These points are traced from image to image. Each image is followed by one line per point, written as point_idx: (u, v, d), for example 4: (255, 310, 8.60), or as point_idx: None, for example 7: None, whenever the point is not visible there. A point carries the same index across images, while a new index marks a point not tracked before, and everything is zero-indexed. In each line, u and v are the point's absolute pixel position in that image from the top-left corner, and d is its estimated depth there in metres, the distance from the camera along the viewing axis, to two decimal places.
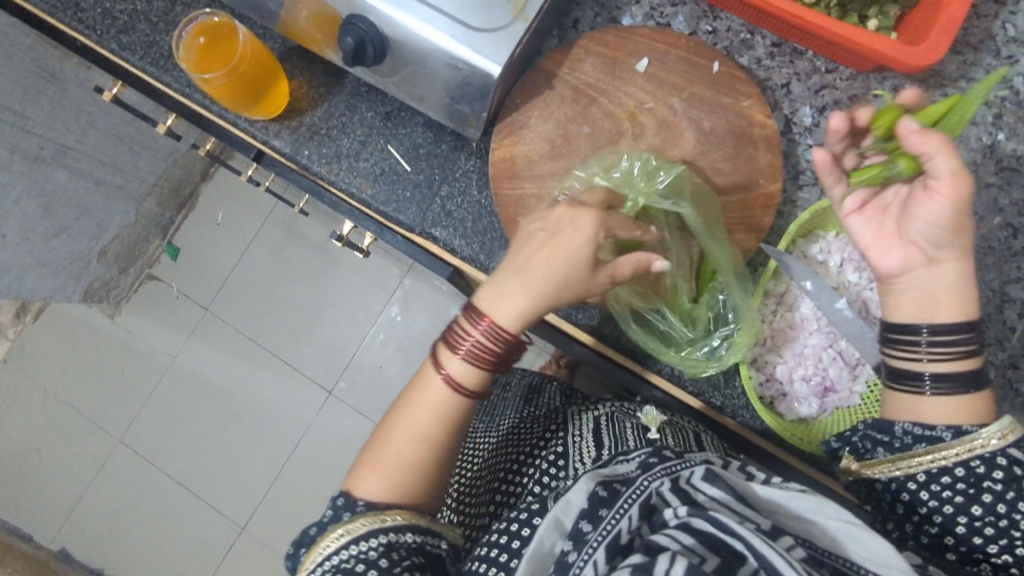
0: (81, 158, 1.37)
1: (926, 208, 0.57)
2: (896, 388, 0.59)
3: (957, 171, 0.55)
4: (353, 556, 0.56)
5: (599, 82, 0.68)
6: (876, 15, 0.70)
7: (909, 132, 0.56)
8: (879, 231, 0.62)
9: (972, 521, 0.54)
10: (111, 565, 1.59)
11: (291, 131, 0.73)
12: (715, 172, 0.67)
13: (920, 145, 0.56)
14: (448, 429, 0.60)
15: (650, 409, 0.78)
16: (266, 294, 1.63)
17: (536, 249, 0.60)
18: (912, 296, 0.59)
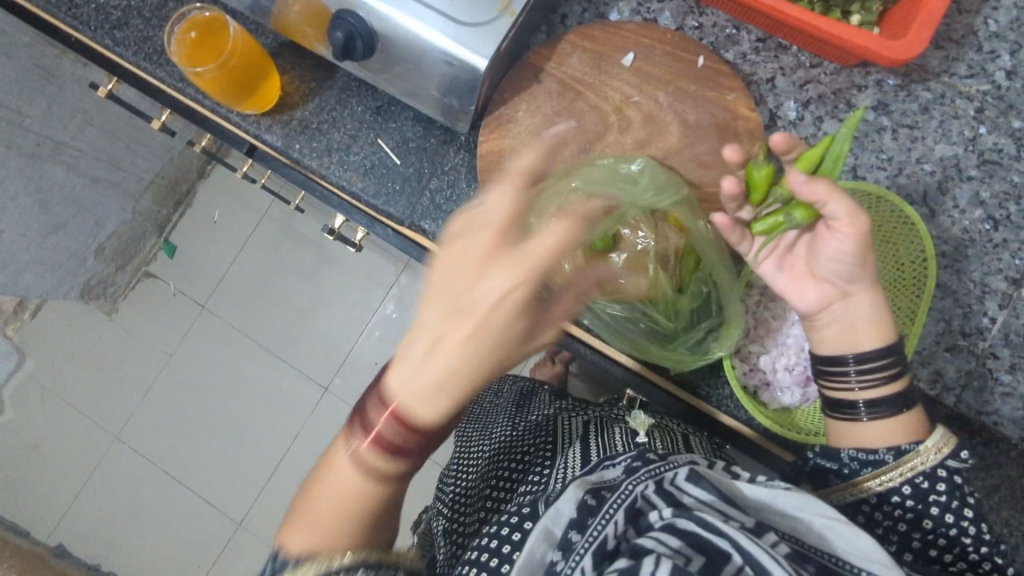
0: (77, 155, 1.38)
1: (833, 248, 0.59)
2: (833, 418, 0.61)
3: (853, 210, 0.57)
4: None
5: (586, 76, 0.69)
6: (859, 11, 0.71)
7: (798, 183, 0.58)
8: (792, 274, 0.63)
9: (923, 535, 0.55)
10: (108, 560, 1.60)
11: (283, 125, 0.74)
12: (700, 165, 0.68)
13: (811, 194, 0.57)
14: (371, 502, 0.54)
15: (639, 414, 0.79)
16: (263, 291, 1.64)
17: (462, 313, 0.49)
18: (834, 331, 0.60)
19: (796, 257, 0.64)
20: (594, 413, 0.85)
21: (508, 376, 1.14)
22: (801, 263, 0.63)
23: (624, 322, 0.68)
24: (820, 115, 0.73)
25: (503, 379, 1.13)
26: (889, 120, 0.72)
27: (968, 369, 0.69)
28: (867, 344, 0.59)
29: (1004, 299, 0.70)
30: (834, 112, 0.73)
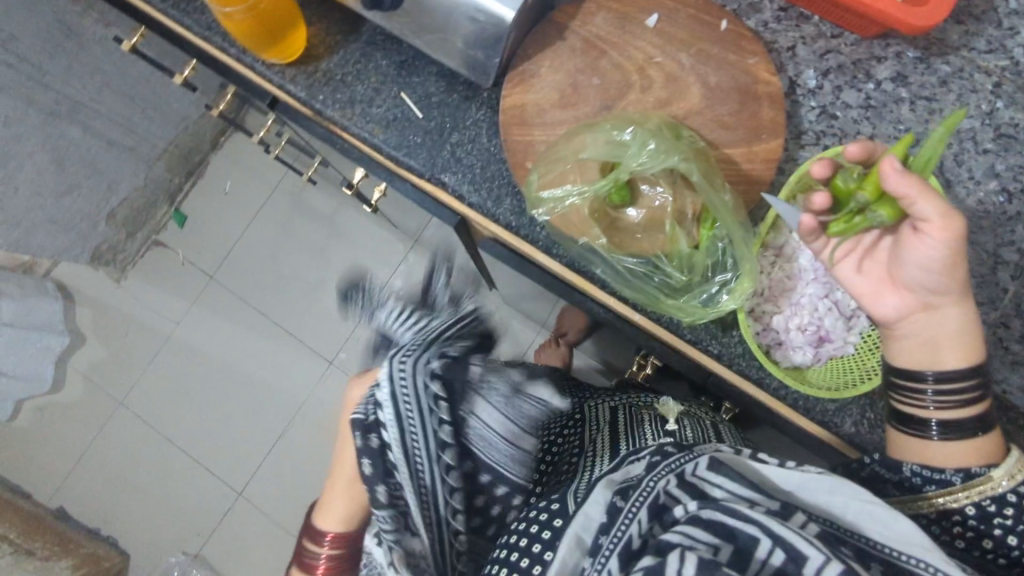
0: (93, 116, 1.37)
1: (923, 256, 0.58)
2: (902, 431, 0.62)
3: (946, 213, 0.56)
4: None
5: (610, 35, 0.70)
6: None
7: (892, 172, 0.57)
8: (873, 275, 0.63)
9: (984, 551, 0.57)
10: (108, 526, 1.60)
11: (308, 76, 0.75)
12: (720, 126, 0.69)
13: (904, 188, 0.57)
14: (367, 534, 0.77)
15: (667, 403, 0.84)
16: (269, 265, 1.65)
17: None
18: (916, 342, 0.61)
19: (878, 259, 0.63)
20: (621, 398, 0.87)
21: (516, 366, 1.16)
22: (881, 267, 0.63)
23: (638, 275, 0.68)
24: (840, 84, 0.73)
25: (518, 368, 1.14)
26: (907, 91, 0.73)
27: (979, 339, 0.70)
28: (951, 362, 0.59)
29: (1016, 270, 0.71)
30: (853, 82, 0.73)
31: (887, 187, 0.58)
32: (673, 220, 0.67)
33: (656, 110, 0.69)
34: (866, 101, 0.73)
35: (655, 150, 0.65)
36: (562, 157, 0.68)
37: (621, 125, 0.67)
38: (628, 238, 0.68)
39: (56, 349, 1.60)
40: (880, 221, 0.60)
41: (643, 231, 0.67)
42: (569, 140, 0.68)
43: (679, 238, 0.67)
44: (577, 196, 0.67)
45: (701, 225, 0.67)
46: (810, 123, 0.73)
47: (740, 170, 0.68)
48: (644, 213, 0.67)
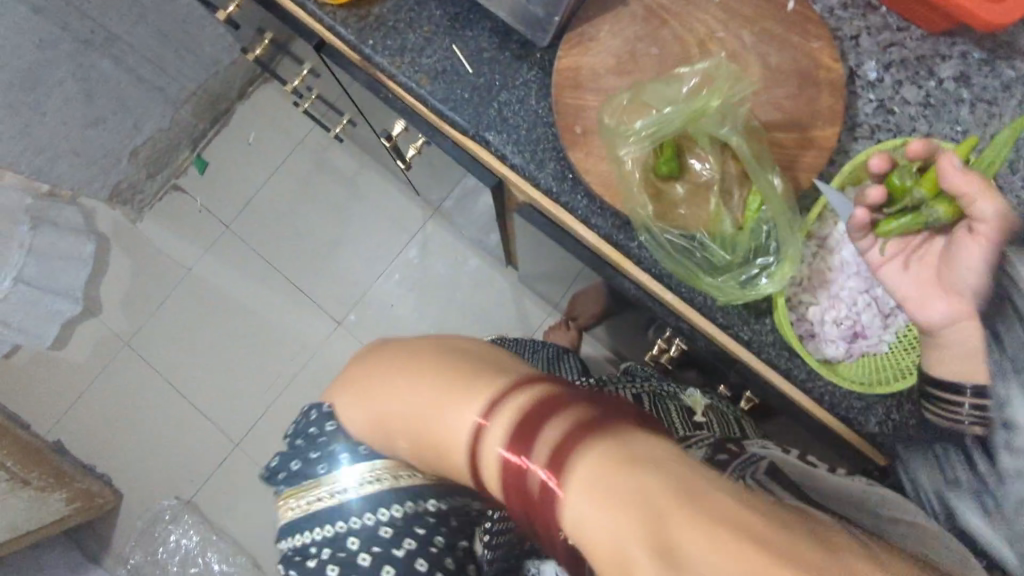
0: (126, 51, 1.34)
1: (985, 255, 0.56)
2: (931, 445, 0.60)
3: (1003, 214, 0.55)
4: (378, 519, 0.59)
5: (674, 5, 0.69)
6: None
7: (951, 169, 0.57)
8: (921, 279, 0.61)
9: None
10: (103, 464, 1.60)
11: (359, 19, 0.74)
12: (775, 108, 0.67)
13: (961, 184, 0.57)
14: (430, 438, 0.51)
15: (694, 393, 0.83)
16: (287, 219, 1.63)
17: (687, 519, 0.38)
18: (957, 349, 0.57)
19: (930, 259, 0.61)
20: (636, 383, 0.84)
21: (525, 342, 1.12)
22: (929, 270, 0.61)
23: (679, 248, 0.66)
24: (900, 80, 0.72)
25: (524, 344, 1.09)
26: (969, 93, 0.71)
27: None
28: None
29: None
30: (915, 78, 0.71)
31: (946, 182, 0.58)
32: (719, 199, 0.66)
33: (701, 85, 0.65)
34: (925, 99, 0.71)
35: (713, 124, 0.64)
36: (608, 139, 0.66)
37: (665, 103, 0.66)
38: (672, 211, 0.66)
39: (66, 315, 1.62)
40: (936, 217, 0.60)
41: (685, 204, 0.66)
42: (616, 114, 0.67)
43: (722, 217, 0.66)
44: (636, 167, 0.66)
45: (746, 206, 0.65)
46: (866, 116, 0.71)
47: (791, 154, 0.66)
48: (688, 188, 0.67)
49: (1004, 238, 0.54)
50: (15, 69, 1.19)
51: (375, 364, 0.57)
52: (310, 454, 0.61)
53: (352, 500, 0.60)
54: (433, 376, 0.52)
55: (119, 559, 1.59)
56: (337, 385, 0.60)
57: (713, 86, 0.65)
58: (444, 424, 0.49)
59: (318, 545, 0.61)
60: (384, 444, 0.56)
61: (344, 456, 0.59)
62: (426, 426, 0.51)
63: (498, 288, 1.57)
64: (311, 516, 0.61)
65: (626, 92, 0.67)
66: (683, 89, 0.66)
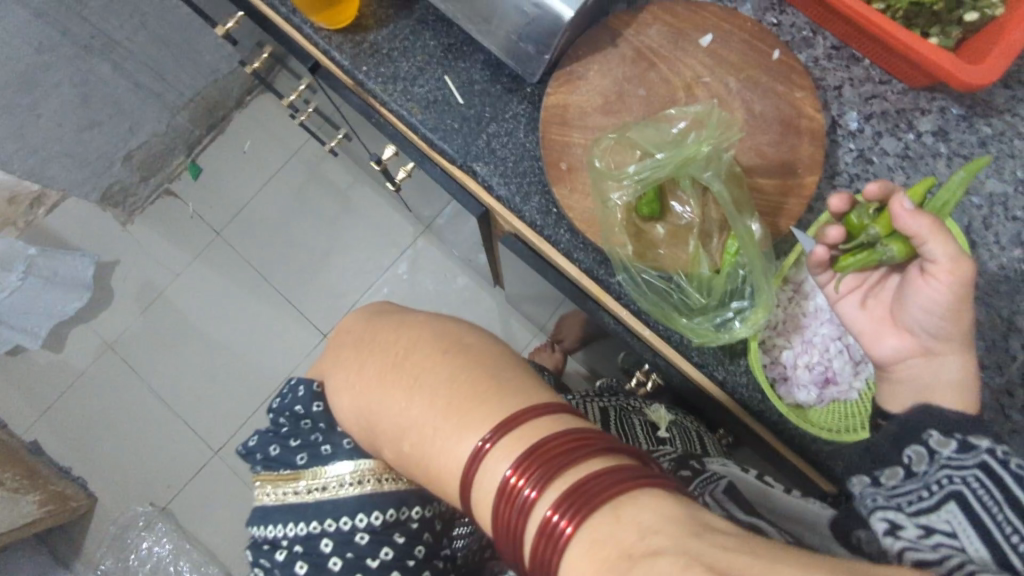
0: (126, 57, 1.34)
1: (928, 295, 0.57)
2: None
3: (954, 257, 0.56)
4: (360, 524, 0.55)
5: (662, 48, 0.70)
6: (983, 6, 0.67)
7: (901, 212, 0.58)
8: (874, 317, 0.63)
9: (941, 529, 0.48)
10: (78, 467, 1.59)
11: (354, 45, 0.75)
12: (757, 154, 0.69)
13: (911, 226, 0.57)
14: (417, 444, 0.49)
15: (659, 409, 0.84)
16: (278, 229, 1.64)
17: None
18: (910, 387, 0.59)
19: (884, 298, 0.63)
20: (607, 399, 0.86)
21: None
22: (884, 307, 0.63)
23: (655, 288, 0.67)
24: (881, 131, 0.73)
25: None
26: (946, 147, 0.73)
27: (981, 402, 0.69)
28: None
29: None
30: (894, 130, 0.73)
31: (898, 225, 0.58)
32: (699, 241, 0.67)
33: (689, 128, 0.67)
34: (904, 151, 0.73)
35: (696, 171, 0.64)
36: (594, 181, 0.67)
37: (658, 147, 0.66)
38: (652, 251, 0.67)
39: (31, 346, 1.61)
40: (890, 256, 0.60)
41: (665, 244, 0.67)
42: (604, 156, 0.68)
43: (700, 260, 0.66)
44: (621, 208, 0.66)
45: (724, 249, 0.66)
46: (846, 165, 0.73)
47: (771, 200, 0.68)
48: (668, 230, 0.67)
49: (959, 281, 0.55)
50: None
51: (371, 355, 0.55)
52: (291, 440, 0.60)
53: (332, 500, 0.56)
54: (431, 383, 0.50)
55: (88, 564, 1.57)
56: (331, 363, 0.58)
57: (702, 132, 0.66)
58: (439, 434, 0.48)
59: (291, 540, 0.57)
60: (368, 441, 0.54)
61: (328, 450, 0.57)
62: (418, 435, 0.49)
63: (484, 307, 1.58)
64: (286, 509, 0.57)
65: (609, 135, 0.68)
66: (672, 132, 0.67)
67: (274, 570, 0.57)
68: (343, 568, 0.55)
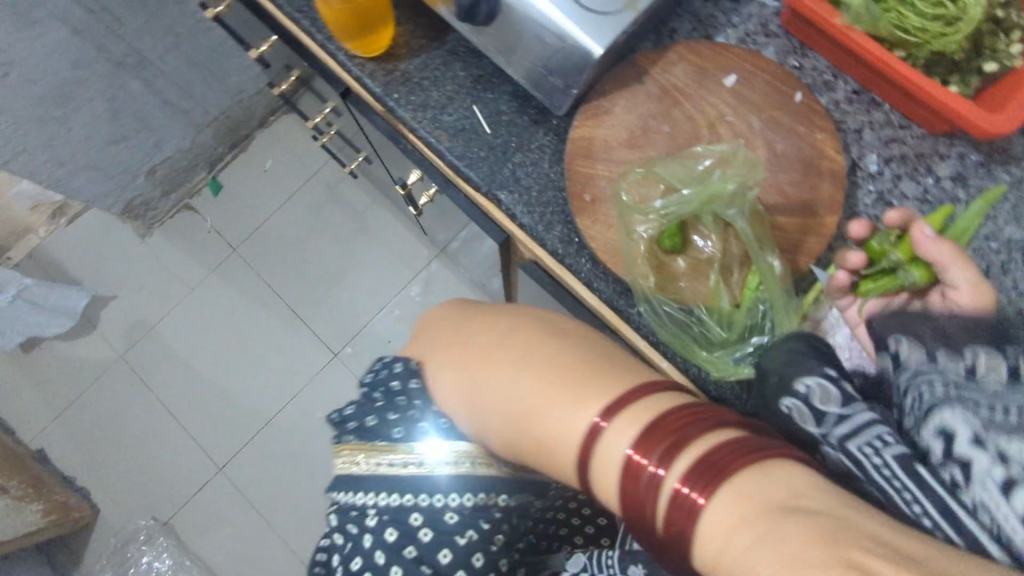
0: (158, 75, 1.37)
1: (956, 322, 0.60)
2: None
3: (973, 281, 0.61)
4: (452, 502, 0.62)
5: (686, 86, 0.72)
6: (1002, 56, 0.69)
7: (924, 237, 0.62)
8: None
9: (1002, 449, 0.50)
10: (83, 477, 1.58)
11: (386, 73, 0.77)
12: (778, 192, 0.70)
13: (934, 251, 0.62)
14: (537, 418, 0.56)
15: None
16: (294, 248, 1.66)
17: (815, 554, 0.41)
18: None
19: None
20: None
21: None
22: None
23: (675, 320, 0.68)
24: (900, 174, 0.74)
25: None
26: (965, 192, 0.74)
27: None
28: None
29: None
30: (913, 173, 0.74)
31: (921, 253, 0.63)
32: (720, 275, 0.67)
33: (715, 165, 0.68)
34: (923, 195, 0.74)
35: (722, 208, 0.66)
36: (619, 213, 0.69)
37: (683, 184, 0.67)
38: (672, 284, 0.68)
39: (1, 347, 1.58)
40: (912, 281, 0.63)
41: (688, 275, 0.68)
42: (630, 189, 0.69)
43: (721, 294, 0.67)
44: (645, 240, 0.67)
45: (745, 284, 0.67)
46: (865, 207, 0.74)
47: (790, 237, 0.68)
48: (690, 262, 0.68)
49: (978, 305, 0.60)
50: (47, 85, 1.21)
51: (479, 346, 0.62)
52: (388, 413, 0.64)
53: (426, 476, 0.62)
54: (545, 368, 0.57)
55: None
56: (435, 348, 0.65)
57: (728, 170, 0.67)
58: (559, 411, 0.55)
59: (381, 508, 0.63)
60: (474, 422, 0.60)
61: (426, 428, 0.63)
62: (535, 412, 0.56)
63: None
64: (381, 478, 0.63)
65: (635, 170, 0.69)
66: (698, 169, 0.68)
67: (356, 535, 0.63)
68: (431, 539, 0.61)
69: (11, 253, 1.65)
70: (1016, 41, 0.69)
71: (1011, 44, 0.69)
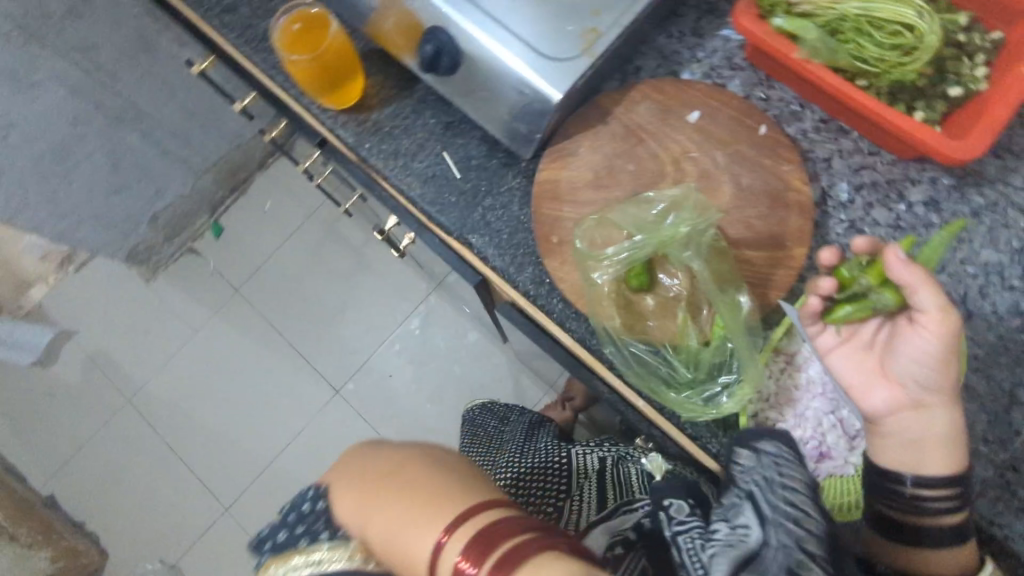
0: (155, 126, 1.41)
1: (920, 344, 0.59)
2: (882, 538, 0.62)
3: (942, 308, 0.57)
4: None
5: (650, 125, 0.73)
6: (967, 81, 0.69)
7: (893, 262, 0.59)
8: (863, 366, 0.64)
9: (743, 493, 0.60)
10: (93, 522, 1.60)
11: (358, 123, 0.79)
12: (745, 227, 0.70)
13: (903, 277, 0.58)
14: (408, 525, 0.48)
15: (656, 458, 0.81)
16: (294, 286, 1.68)
17: None
18: (900, 439, 0.61)
19: (876, 349, 0.63)
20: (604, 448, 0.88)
21: (514, 404, 1.08)
22: (874, 357, 0.63)
23: (644, 361, 0.69)
24: (871, 202, 0.74)
25: (513, 408, 1.06)
26: (938, 218, 0.73)
27: (986, 478, 0.68)
28: (933, 467, 0.60)
29: None
30: (885, 201, 0.74)
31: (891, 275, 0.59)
32: (686, 316, 0.68)
33: (669, 210, 0.69)
34: (895, 222, 0.73)
35: (682, 254, 0.67)
36: (578, 261, 0.70)
37: (636, 229, 0.68)
38: (640, 324, 0.69)
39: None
40: (884, 303, 0.61)
41: (654, 315, 0.68)
42: (586, 236, 0.70)
43: (687, 334, 0.67)
44: (611, 283, 0.68)
45: (713, 321, 0.67)
46: (837, 236, 0.74)
47: (759, 271, 0.68)
48: (657, 302, 0.69)
49: (946, 334, 0.57)
50: None
51: (365, 474, 0.52)
52: (295, 525, 0.54)
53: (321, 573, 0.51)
54: (420, 478, 0.50)
55: None
56: (343, 464, 0.55)
57: (681, 214, 0.68)
58: (424, 523, 0.47)
59: None
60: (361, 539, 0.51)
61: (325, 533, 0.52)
62: (400, 524, 0.48)
63: (496, 364, 1.57)
64: None
65: (591, 216, 0.70)
66: (652, 214, 0.69)
67: None
68: None
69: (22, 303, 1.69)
70: (981, 64, 0.69)
71: (975, 67, 0.69)
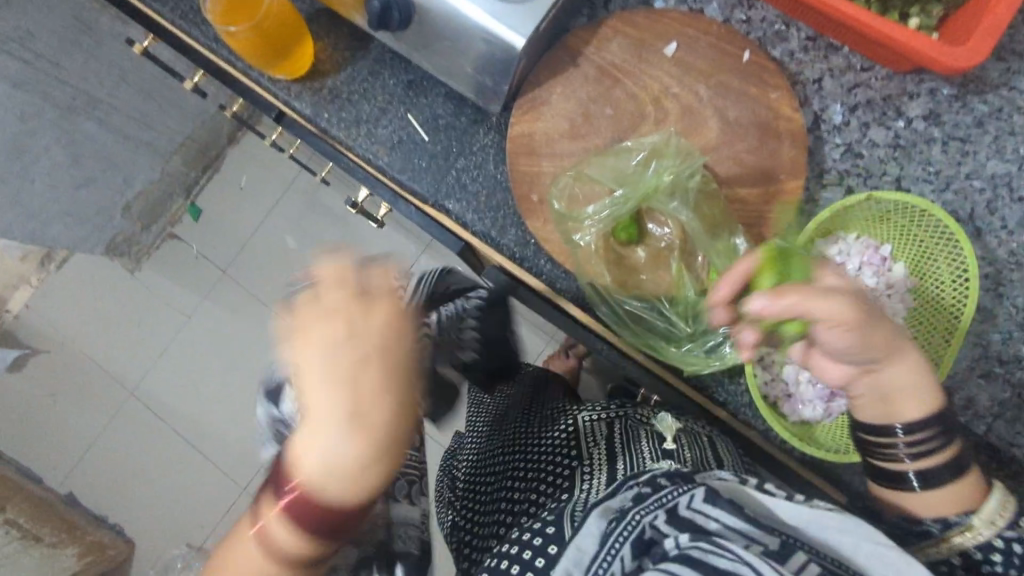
0: (111, 112, 1.34)
1: (839, 344, 0.57)
2: (888, 488, 0.60)
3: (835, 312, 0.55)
4: None
5: (625, 63, 0.68)
6: None
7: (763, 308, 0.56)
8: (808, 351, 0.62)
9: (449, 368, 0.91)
10: (115, 514, 1.62)
11: (312, 93, 0.73)
12: (735, 163, 0.66)
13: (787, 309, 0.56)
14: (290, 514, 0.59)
15: (666, 418, 0.77)
16: (281, 261, 1.63)
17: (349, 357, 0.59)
18: (869, 401, 0.60)
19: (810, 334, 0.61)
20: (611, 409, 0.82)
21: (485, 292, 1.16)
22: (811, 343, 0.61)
23: (641, 317, 0.67)
24: (867, 121, 0.69)
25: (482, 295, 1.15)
26: (940, 131, 0.69)
27: (1002, 399, 0.66)
28: (910, 414, 0.58)
29: None
30: (882, 118, 0.69)
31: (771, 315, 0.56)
32: (681, 264, 0.66)
33: (650, 158, 0.65)
34: (894, 140, 0.69)
35: (671, 205, 0.64)
36: (557, 223, 0.67)
37: (617, 183, 0.66)
38: (633, 277, 0.67)
39: None
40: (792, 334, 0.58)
41: (647, 267, 0.66)
42: (563, 198, 0.66)
43: (684, 284, 0.65)
44: (599, 239, 0.66)
45: (709, 267, 0.65)
46: (833, 161, 0.70)
47: (754, 209, 0.65)
48: (650, 253, 0.67)
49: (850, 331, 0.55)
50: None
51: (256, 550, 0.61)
52: None
53: None
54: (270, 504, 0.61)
55: None
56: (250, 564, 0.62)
57: (663, 161, 0.65)
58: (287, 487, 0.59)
59: None
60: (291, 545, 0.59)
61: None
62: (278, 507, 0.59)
63: None
64: None
65: (568, 171, 0.67)
66: (633, 163, 0.66)
67: None
68: None
69: (9, 307, 1.66)
70: None
71: None
